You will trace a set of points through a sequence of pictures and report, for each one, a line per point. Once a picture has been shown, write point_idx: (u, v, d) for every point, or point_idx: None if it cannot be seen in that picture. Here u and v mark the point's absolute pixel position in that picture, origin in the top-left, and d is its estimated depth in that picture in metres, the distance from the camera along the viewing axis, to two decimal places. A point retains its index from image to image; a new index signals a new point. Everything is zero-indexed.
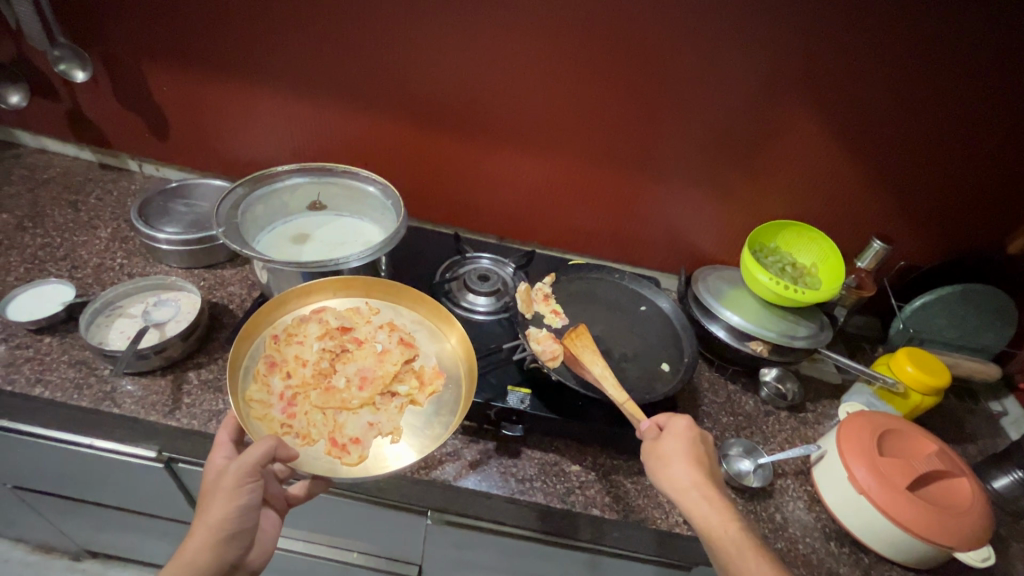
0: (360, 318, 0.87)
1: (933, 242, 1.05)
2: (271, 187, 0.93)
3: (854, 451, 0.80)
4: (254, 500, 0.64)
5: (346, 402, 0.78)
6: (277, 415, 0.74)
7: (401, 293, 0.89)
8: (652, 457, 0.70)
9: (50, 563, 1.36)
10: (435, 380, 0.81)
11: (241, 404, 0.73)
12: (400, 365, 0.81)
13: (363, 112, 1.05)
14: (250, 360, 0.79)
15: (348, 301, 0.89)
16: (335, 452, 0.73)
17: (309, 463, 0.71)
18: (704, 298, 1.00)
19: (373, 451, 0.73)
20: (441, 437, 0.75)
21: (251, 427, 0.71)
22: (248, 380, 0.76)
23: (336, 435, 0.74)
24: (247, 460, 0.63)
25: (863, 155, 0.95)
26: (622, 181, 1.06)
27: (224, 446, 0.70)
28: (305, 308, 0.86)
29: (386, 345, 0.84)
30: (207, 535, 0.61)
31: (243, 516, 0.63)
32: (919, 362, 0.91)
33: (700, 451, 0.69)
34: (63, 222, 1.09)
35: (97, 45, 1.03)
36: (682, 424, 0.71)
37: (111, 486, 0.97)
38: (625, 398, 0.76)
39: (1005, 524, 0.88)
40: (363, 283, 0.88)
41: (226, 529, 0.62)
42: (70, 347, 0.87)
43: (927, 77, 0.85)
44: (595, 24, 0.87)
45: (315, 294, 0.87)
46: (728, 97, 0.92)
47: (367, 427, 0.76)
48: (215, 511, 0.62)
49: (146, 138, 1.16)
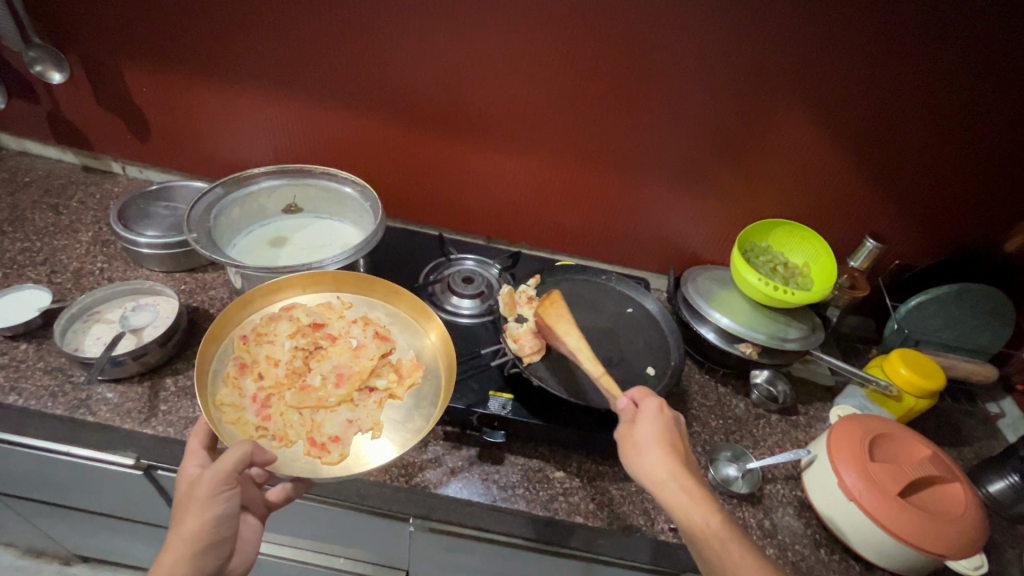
0: (333, 313, 0.85)
1: (927, 240, 1.02)
2: (247, 190, 0.92)
3: (844, 455, 0.79)
4: (231, 508, 0.60)
5: (323, 400, 0.76)
6: (251, 418, 0.72)
7: (372, 285, 0.88)
8: (627, 440, 0.67)
9: (40, 567, 1.36)
10: (414, 373, 0.79)
11: (212, 409, 0.71)
12: (376, 359, 0.80)
13: (344, 111, 1.03)
14: (218, 363, 0.76)
15: (319, 296, 0.87)
16: (314, 453, 0.71)
17: (288, 464, 0.69)
18: (693, 299, 0.99)
19: (354, 448, 0.72)
20: (423, 430, 0.74)
21: (223, 432, 0.69)
22: (218, 385, 0.74)
23: (314, 435, 0.73)
24: (221, 468, 0.60)
25: (853, 151, 0.93)
26: (608, 179, 1.04)
27: (196, 453, 0.66)
28: (274, 306, 0.84)
29: (360, 339, 0.82)
30: (183, 548, 0.56)
31: (221, 525, 0.59)
32: (913, 364, 0.89)
33: (674, 434, 0.67)
34: (43, 226, 1.07)
35: (73, 45, 1.02)
36: (651, 405, 0.69)
37: (93, 493, 0.96)
38: (600, 371, 0.75)
39: (1001, 529, 0.86)
40: (333, 276, 0.86)
41: (203, 540, 0.58)
42: (46, 353, 0.86)
43: (919, 69, 0.82)
44: (577, 20, 0.85)
45: (282, 291, 0.85)
46: (714, 93, 0.90)
47: (346, 425, 0.74)
48: (190, 522, 0.58)
49: (128, 140, 1.15)
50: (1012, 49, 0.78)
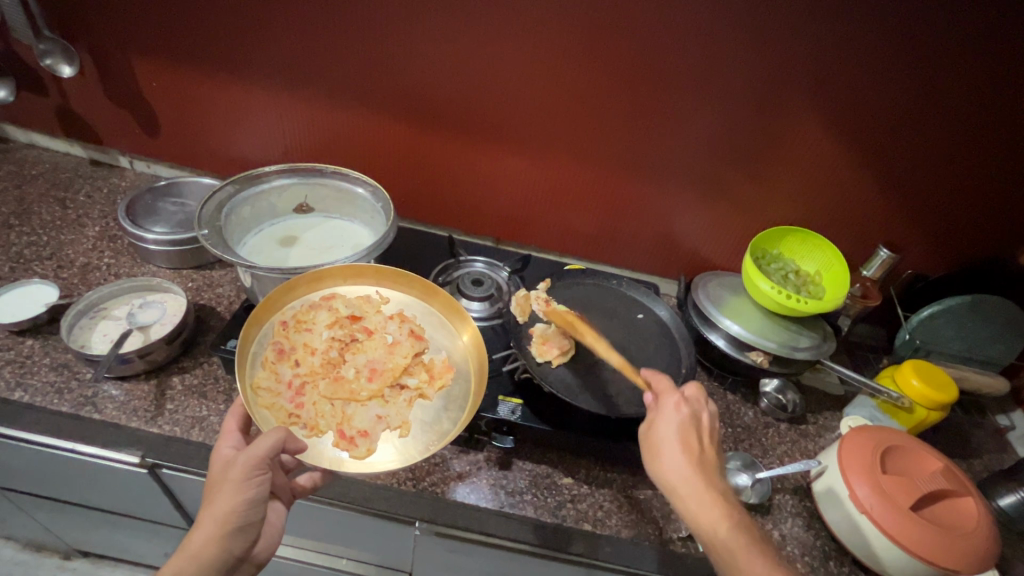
0: (371, 306, 0.85)
1: (940, 251, 1.01)
2: (258, 188, 0.91)
3: (854, 468, 0.78)
4: (262, 493, 0.61)
5: (355, 393, 0.77)
6: (285, 404, 0.73)
7: (412, 282, 0.87)
8: (648, 437, 0.67)
9: (40, 562, 1.35)
10: (445, 375, 0.79)
11: (249, 392, 0.72)
12: (409, 358, 0.80)
13: (356, 110, 1.03)
14: (258, 347, 0.77)
15: (359, 288, 0.87)
16: (343, 444, 0.71)
17: (317, 453, 0.70)
18: (704, 306, 0.98)
19: (381, 444, 0.72)
20: (449, 434, 0.74)
21: (258, 416, 0.70)
22: (256, 367, 0.75)
23: (344, 427, 0.73)
24: (256, 452, 0.60)
25: (869, 160, 0.92)
26: (620, 184, 1.04)
27: (232, 435, 0.66)
28: (314, 295, 0.84)
29: (396, 336, 0.82)
30: (212, 528, 0.57)
31: (251, 509, 0.60)
32: (925, 374, 0.89)
33: (692, 435, 0.65)
34: (50, 220, 1.07)
35: (84, 39, 1.01)
36: (673, 402, 0.68)
37: (98, 489, 0.96)
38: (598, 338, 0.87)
39: (1011, 544, 0.85)
40: (375, 269, 0.86)
41: (234, 521, 0.58)
42: (52, 350, 0.85)
43: (941, 79, 0.81)
44: (594, 24, 0.84)
45: (325, 280, 0.84)
46: (730, 100, 0.89)
47: (375, 420, 0.75)
48: (221, 502, 0.59)
49: (136, 134, 1.14)
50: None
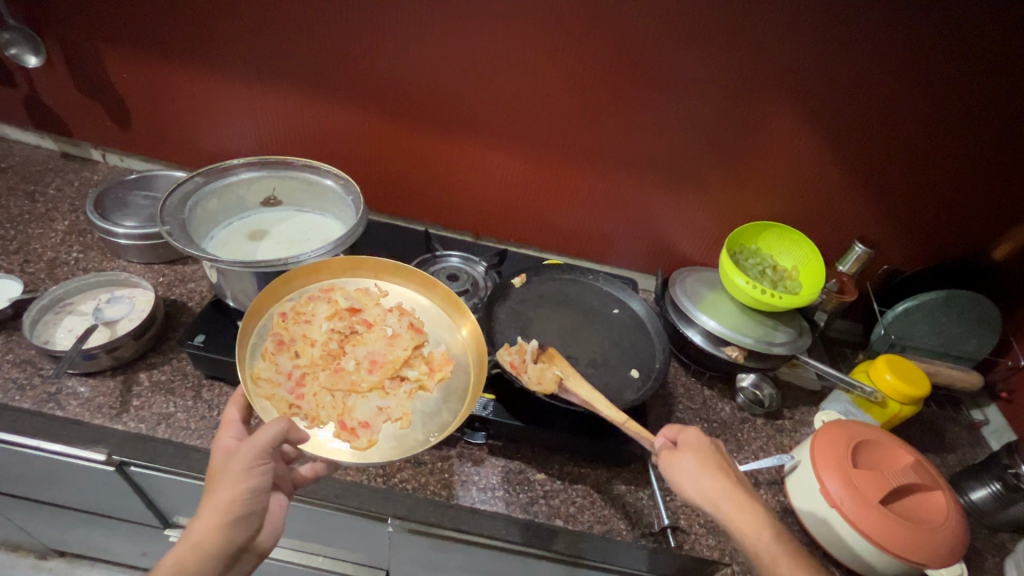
0: (370, 299, 0.84)
1: (915, 245, 1.02)
2: (226, 180, 0.89)
3: (826, 463, 0.77)
4: (264, 483, 0.60)
5: (355, 385, 0.76)
6: (285, 395, 0.72)
7: (411, 275, 0.86)
8: (671, 469, 0.67)
9: (15, 562, 1.33)
10: (445, 367, 0.78)
11: (249, 381, 0.70)
12: (410, 349, 0.79)
13: (333, 104, 1.01)
14: (257, 338, 0.76)
15: (358, 281, 0.86)
16: (344, 435, 0.70)
17: (316, 444, 0.68)
18: (681, 301, 0.97)
19: (383, 436, 0.71)
20: (449, 426, 0.72)
21: (258, 406, 0.68)
22: (255, 358, 0.73)
23: (344, 419, 0.72)
24: (259, 440, 0.59)
25: (844, 155, 0.92)
26: (598, 177, 1.03)
27: (233, 425, 0.66)
28: (312, 287, 0.83)
29: (396, 328, 0.81)
30: (214, 517, 0.56)
31: (254, 498, 0.59)
32: (899, 369, 0.89)
33: (720, 459, 0.68)
34: (19, 213, 1.05)
35: (52, 28, 0.99)
36: (691, 435, 0.70)
37: (67, 489, 0.94)
38: (624, 418, 0.73)
39: (981, 536, 0.86)
40: (373, 262, 0.86)
41: (236, 510, 0.57)
42: (15, 346, 0.83)
43: (916, 73, 0.81)
44: (567, 16, 0.84)
45: (324, 272, 0.84)
46: (706, 92, 0.88)
47: (376, 412, 0.73)
48: (223, 492, 0.57)
49: (108, 127, 1.12)
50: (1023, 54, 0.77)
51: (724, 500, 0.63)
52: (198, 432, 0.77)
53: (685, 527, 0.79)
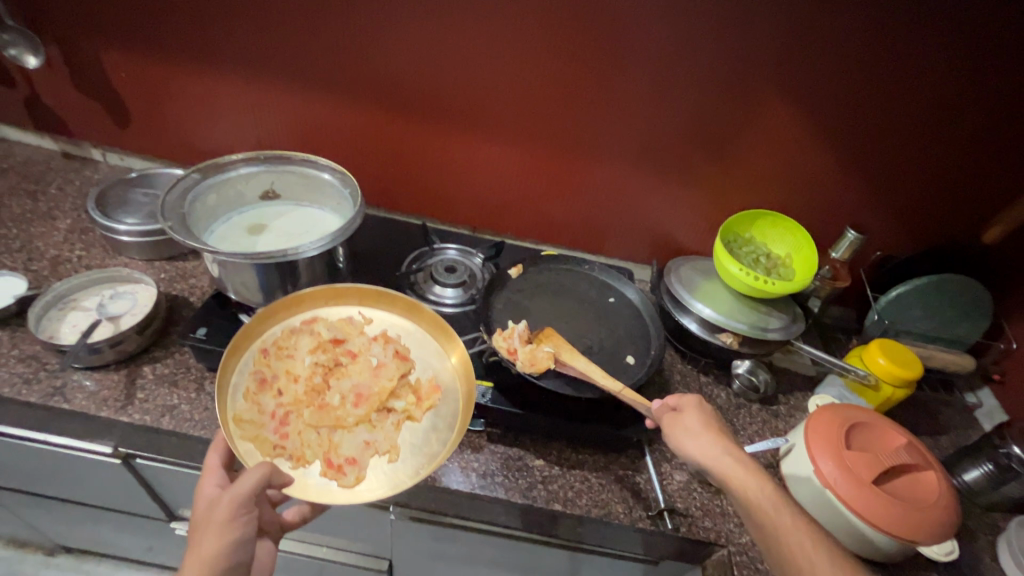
0: (354, 328, 0.83)
1: (906, 231, 1.03)
2: (225, 176, 0.90)
3: (819, 443, 0.79)
4: (248, 532, 0.62)
5: (341, 420, 0.76)
6: (269, 436, 0.72)
7: (395, 301, 0.85)
8: (676, 431, 0.70)
9: (23, 558, 1.35)
10: (433, 396, 0.78)
11: (231, 426, 0.70)
12: (396, 380, 0.78)
13: (329, 100, 1.02)
14: (238, 376, 0.74)
15: (342, 309, 0.85)
16: (330, 474, 0.70)
17: (303, 486, 0.69)
18: (676, 290, 0.98)
19: (370, 471, 0.71)
20: (439, 456, 0.73)
21: (242, 451, 0.68)
22: (237, 399, 0.72)
23: (331, 456, 0.72)
24: (241, 489, 0.62)
25: (834, 142, 0.93)
26: (591, 169, 1.04)
27: (215, 472, 0.67)
28: (294, 318, 0.82)
29: (381, 358, 0.81)
30: (201, 570, 0.58)
31: (239, 548, 0.61)
32: (891, 353, 0.90)
33: (719, 423, 0.70)
34: (22, 213, 1.06)
35: (51, 29, 1.00)
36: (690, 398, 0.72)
37: (74, 483, 0.96)
38: (620, 386, 0.77)
39: (974, 515, 0.88)
40: (357, 289, 0.84)
41: (220, 562, 0.59)
42: (21, 341, 0.85)
43: (902, 59, 0.82)
44: (558, 9, 0.85)
45: (307, 302, 0.82)
46: (696, 82, 0.89)
47: (363, 447, 0.74)
48: (208, 544, 0.60)
49: (108, 126, 1.13)
50: (1007, 41, 0.78)
51: (724, 460, 0.65)
52: (202, 423, 0.79)
53: (682, 510, 0.80)
